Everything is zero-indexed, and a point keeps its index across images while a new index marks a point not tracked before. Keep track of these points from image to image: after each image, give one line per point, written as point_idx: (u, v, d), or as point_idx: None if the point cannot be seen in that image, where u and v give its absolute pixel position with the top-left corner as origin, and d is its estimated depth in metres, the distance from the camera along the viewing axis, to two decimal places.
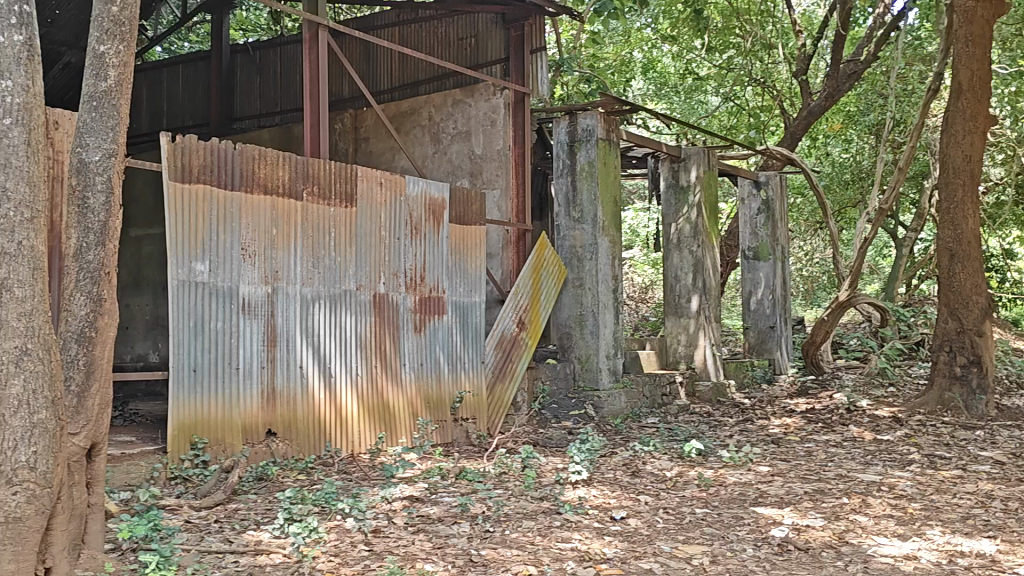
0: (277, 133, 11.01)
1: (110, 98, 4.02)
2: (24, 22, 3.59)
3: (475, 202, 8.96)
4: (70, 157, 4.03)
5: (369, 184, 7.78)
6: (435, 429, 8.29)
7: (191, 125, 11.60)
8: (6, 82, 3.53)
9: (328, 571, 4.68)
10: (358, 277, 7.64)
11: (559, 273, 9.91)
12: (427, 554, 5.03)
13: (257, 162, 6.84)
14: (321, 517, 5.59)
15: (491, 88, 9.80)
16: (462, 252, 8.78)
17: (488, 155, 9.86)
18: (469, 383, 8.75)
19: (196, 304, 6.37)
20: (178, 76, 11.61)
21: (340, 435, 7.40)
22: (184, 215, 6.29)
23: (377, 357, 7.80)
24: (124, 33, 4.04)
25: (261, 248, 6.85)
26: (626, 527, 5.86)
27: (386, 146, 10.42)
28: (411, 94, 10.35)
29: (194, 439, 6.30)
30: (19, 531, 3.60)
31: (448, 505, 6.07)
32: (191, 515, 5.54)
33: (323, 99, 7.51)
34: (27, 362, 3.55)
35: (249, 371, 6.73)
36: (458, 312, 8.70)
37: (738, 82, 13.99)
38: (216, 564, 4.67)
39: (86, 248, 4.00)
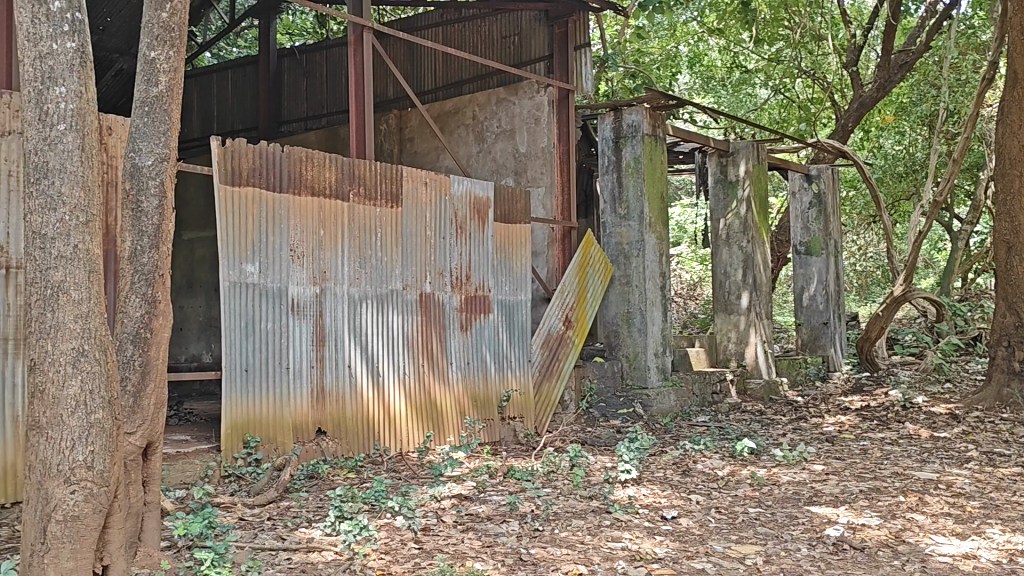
0: (324, 134, 11.11)
1: (162, 103, 4.08)
2: (77, 29, 3.66)
3: (520, 200, 8.94)
4: (123, 161, 4.10)
5: (414, 184, 7.81)
6: (483, 427, 8.30)
7: (240, 129, 11.78)
8: (61, 89, 3.61)
9: (379, 569, 4.70)
10: (404, 276, 7.68)
11: (606, 271, 9.86)
12: (476, 552, 5.03)
13: (304, 164, 6.90)
14: (371, 515, 5.62)
15: (535, 85, 9.77)
16: (507, 250, 8.77)
17: (534, 153, 9.83)
18: (516, 382, 8.75)
19: (246, 305, 6.47)
20: (227, 80, 11.81)
21: (389, 433, 7.44)
22: (234, 217, 6.39)
23: (424, 356, 7.82)
24: (175, 39, 4.11)
25: (310, 248, 6.92)
26: (678, 527, 5.79)
27: (431, 145, 10.44)
28: (455, 94, 10.39)
29: (246, 437, 6.41)
30: (77, 529, 3.69)
31: (496, 504, 6.06)
32: (245, 513, 5.61)
33: (369, 101, 7.54)
34: (84, 363, 3.61)
35: (299, 371, 6.80)
36: (505, 311, 8.70)
37: (788, 74, 13.75)
38: (270, 561, 4.73)
39: (141, 251, 4.06)
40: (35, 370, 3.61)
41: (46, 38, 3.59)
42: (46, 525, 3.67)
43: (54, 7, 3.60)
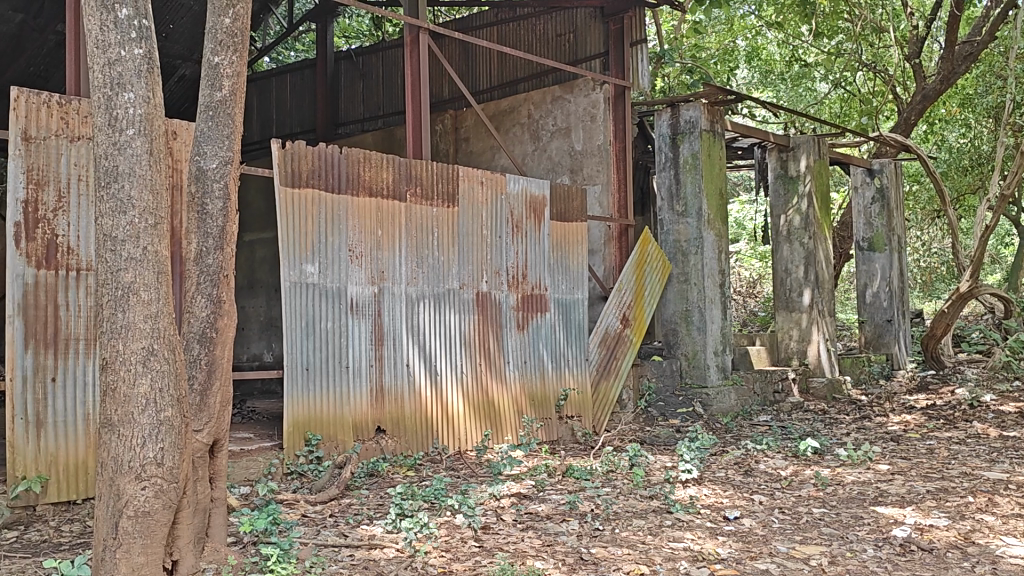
0: (381, 135, 11.22)
1: (225, 107, 4.17)
2: (143, 36, 3.77)
3: (576, 198, 8.92)
4: (188, 164, 4.19)
5: (470, 184, 7.84)
6: (540, 426, 8.31)
7: (298, 131, 11.95)
8: (129, 95, 3.70)
9: (441, 567, 4.73)
10: (461, 275, 7.72)
11: (663, 268, 9.80)
12: (536, 551, 5.03)
13: (362, 165, 6.98)
14: (431, 513, 5.67)
15: (590, 83, 9.70)
16: (564, 249, 8.75)
17: (589, 151, 9.76)
18: (574, 381, 8.73)
19: (307, 305, 6.58)
20: (286, 84, 12.01)
21: (448, 431, 7.49)
22: (294, 218, 6.50)
23: (481, 355, 7.85)
24: (237, 44, 4.20)
25: (368, 248, 7.00)
26: (741, 527, 5.73)
27: (486, 145, 10.47)
28: (510, 94, 10.42)
29: (308, 435, 6.52)
30: (148, 524, 3.78)
31: (556, 503, 6.06)
32: (307, 510, 5.70)
33: (425, 101, 7.59)
34: (153, 362, 3.69)
35: (358, 370, 6.89)
36: (562, 309, 8.69)
37: (848, 67, 13.48)
38: (333, 558, 4.79)
39: (206, 252, 4.15)
40: (107, 369, 3.70)
41: (115, 45, 3.69)
42: (118, 520, 3.76)
43: (121, 15, 3.70)
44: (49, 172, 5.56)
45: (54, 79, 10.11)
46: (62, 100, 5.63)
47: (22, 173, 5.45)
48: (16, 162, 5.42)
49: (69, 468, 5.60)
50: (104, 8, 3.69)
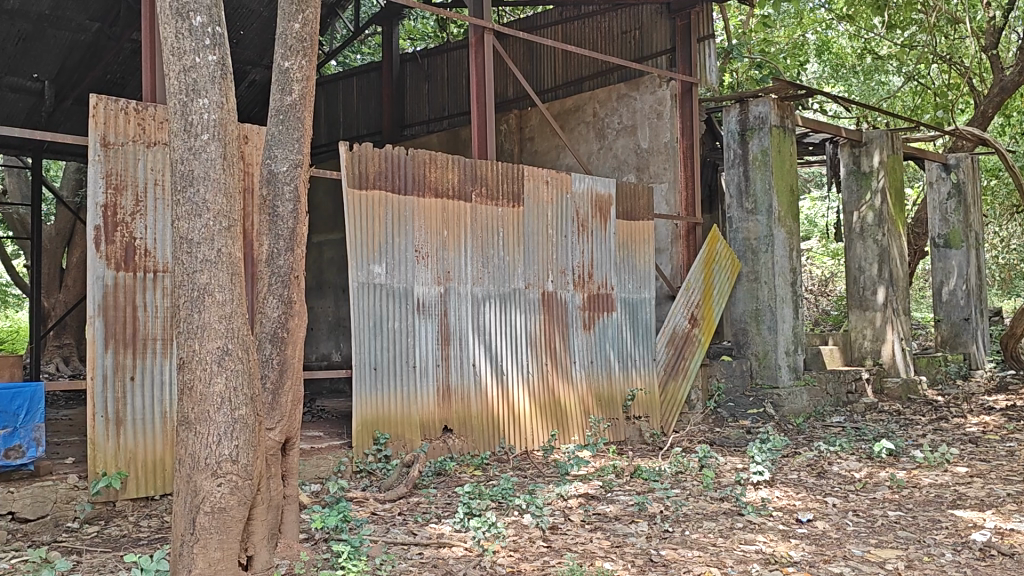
0: (446, 136, 11.30)
1: (295, 111, 4.23)
2: (217, 43, 3.85)
3: (643, 197, 8.84)
4: (260, 167, 4.27)
5: (535, 183, 7.84)
6: (607, 426, 8.26)
7: (365, 134, 12.10)
8: (203, 100, 3.78)
9: (509, 566, 4.73)
10: (527, 275, 7.72)
11: (732, 267, 9.66)
12: (605, 552, 5.00)
13: (428, 166, 7.03)
14: (499, 512, 5.69)
15: (657, 79, 9.59)
16: (631, 247, 8.69)
17: (656, 148, 9.65)
18: (641, 381, 8.66)
19: (375, 305, 6.65)
20: (352, 87, 12.17)
21: (514, 431, 7.50)
22: (362, 219, 6.58)
23: (548, 354, 7.84)
24: (306, 49, 4.27)
25: (434, 249, 7.05)
26: (814, 530, 5.61)
27: (551, 144, 10.45)
28: (575, 92, 10.39)
29: (377, 434, 6.59)
30: (224, 520, 3.85)
31: (625, 504, 6.01)
32: (377, 508, 5.76)
33: (490, 101, 7.59)
34: (228, 361, 3.76)
35: (425, 369, 6.94)
36: (629, 309, 8.62)
37: (922, 60, 13.09)
38: (403, 555, 4.84)
39: (277, 254, 4.22)
40: (184, 369, 3.78)
41: (190, 52, 3.77)
42: (195, 516, 3.83)
43: (196, 23, 3.79)
44: (127, 177, 5.72)
45: (131, 86, 10.42)
46: (138, 107, 5.79)
47: (102, 177, 5.62)
48: (95, 167, 5.59)
49: (148, 464, 5.76)
50: (179, 16, 3.78)
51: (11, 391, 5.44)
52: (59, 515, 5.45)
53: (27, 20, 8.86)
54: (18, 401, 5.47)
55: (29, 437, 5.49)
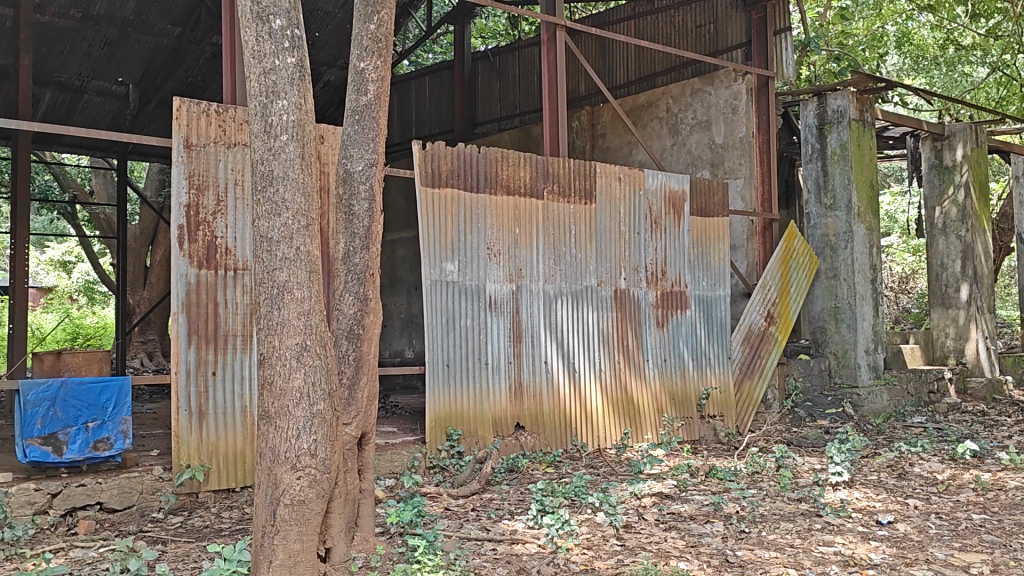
0: (517, 134, 11.33)
1: (370, 111, 4.30)
2: (295, 45, 3.92)
3: (717, 192, 8.71)
4: (337, 167, 4.34)
5: (608, 179, 7.81)
6: (681, 425, 8.18)
7: (437, 133, 12.20)
8: (283, 102, 3.85)
9: (583, 564, 4.72)
10: (599, 272, 7.69)
11: (811, 264, 9.48)
12: (680, 552, 4.95)
13: (500, 164, 7.05)
14: (573, 510, 5.68)
15: (732, 74, 9.43)
16: (705, 244, 8.57)
17: (731, 143, 9.48)
18: (716, 380, 8.55)
19: (448, 303, 6.71)
20: (425, 86, 12.29)
21: (587, 429, 7.49)
22: (434, 217, 6.64)
23: (620, 351, 7.79)
24: (381, 49, 4.32)
25: (506, 247, 7.07)
26: (895, 533, 5.46)
27: (623, 140, 10.38)
28: (648, 88, 10.30)
29: (450, 430, 6.65)
30: (303, 512, 3.89)
31: (700, 504, 5.95)
32: (450, 503, 5.81)
33: (563, 98, 7.56)
34: (306, 357, 3.81)
35: (497, 367, 6.97)
36: (703, 306, 8.51)
37: (1009, 49, 12.57)
38: (476, 551, 4.87)
39: (353, 252, 4.29)
40: (264, 364, 3.85)
41: (269, 54, 3.85)
42: (276, 508, 3.89)
43: (276, 26, 3.87)
44: (208, 178, 5.89)
45: (211, 88, 10.69)
46: (219, 109, 5.96)
47: (185, 178, 5.79)
48: (179, 168, 5.77)
49: (228, 457, 5.92)
50: (259, 20, 3.87)
51: (99, 384, 5.66)
52: (145, 506, 5.63)
53: (112, 25, 9.19)
54: (106, 395, 5.68)
55: (117, 429, 5.69)
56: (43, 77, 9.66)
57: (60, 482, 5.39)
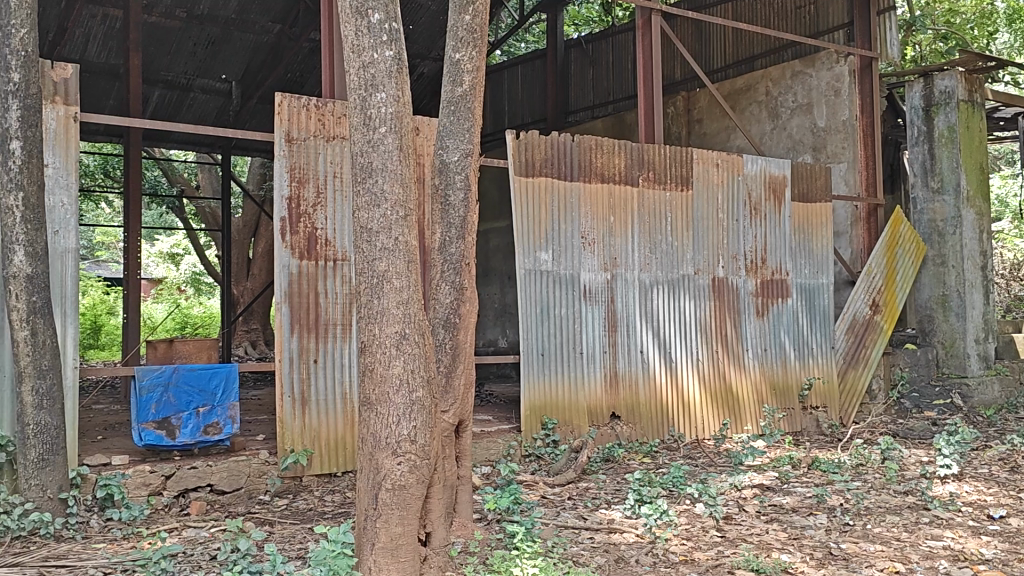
0: (610, 122, 11.23)
1: (466, 101, 4.33)
2: (394, 38, 3.97)
3: (820, 177, 8.46)
4: (433, 158, 4.39)
5: (705, 166, 7.68)
6: (782, 416, 8.00)
7: (530, 122, 12.21)
8: (381, 95, 3.91)
9: (682, 554, 4.67)
10: (696, 261, 7.57)
11: (918, 250, 9.14)
12: (782, 544, 4.85)
13: (594, 152, 7.01)
14: (671, 500, 5.63)
15: (833, 55, 9.13)
16: (807, 230, 8.34)
17: (833, 127, 9.17)
18: (819, 370, 8.34)
19: (543, 291, 6.71)
20: (518, 75, 12.33)
21: (684, 419, 7.41)
22: (529, 207, 6.66)
23: (719, 341, 7.67)
24: (476, 40, 4.35)
25: (601, 235, 7.04)
26: (1008, 528, 5.21)
27: (721, 126, 10.19)
28: (747, 71, 10.07)
29: (545, 419, 6.67)
30: (404, 497, 3.95)
31: (802, 496, 5.82)
32: (547, 492, 5.83)
33: (658, 85, 7.44)
34: (406, 345, 3.87)
35: (592, 356, 6.95)
36: (805, 295, 8.30)
37: None
38: (574, 539, 4.87)
39: (449, 242, 4.33)
40: (365, 352, 3.92)
41: (368, 48, 3.91)
42: (378, 493, 3.95)
43: (374, 19, 3.92)
44: (309, 170, 6.04)
45: (309, 83, 10.93)
46: (319, 103, 6.11)
47: (286, 171, 5.95)
48: (281, 161, 5.93)
49: (330, 443, 6.08)
50: (358, 15, 3.93)
51: (209, 370, 5.89)
52: (252, 488, 5.83)
53: (216, 24, 9.51)
54: (215, 381, 5.91)
55: (225, 414, 5.91)
56: (151, 77, 10.09)
57: (174, 464, 5.62)
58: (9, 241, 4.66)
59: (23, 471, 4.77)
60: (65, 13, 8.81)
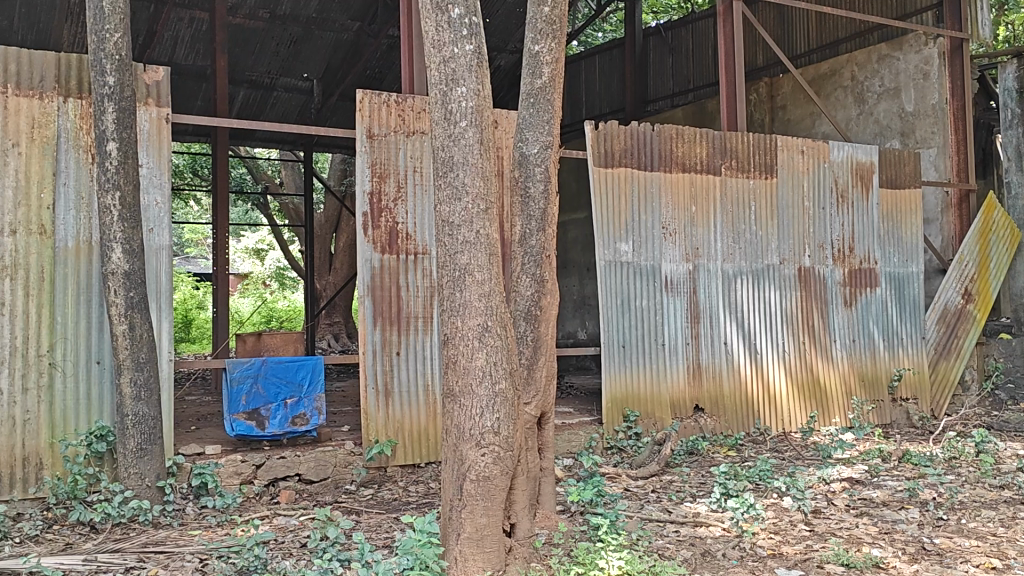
0: (690, 110, 11.08)
1: (545, 93, 4.33)
2: (474, 32, 3.98)
3: (909, 162, 8.19)
4: (513, 151, 4.39)
5: (790, 153, 7.51)
6: (872, 409, 7.79)
7: (608, 112, 12.13)
8: (462, 89, 3.93)
9: (770, 548, 4.59)
10: (782, 250, 7.41)
11: (1012, 237, 8.86)
12: (873, 538, 4.73)
13: (675, 141, 6.92)
14: (757, 494, 5.54)
15: (922, 37, 8.83)
16: (897, 218, 8.09)
17: (922, 111, 8.83)
18: (909, 361, 8.09)
19: (623, 283, 6.67)
20: (595, 66, 12.27)
21: (770, 411, 7.28)
22: (609, 197, 6.62)
23: (805, 331, 7.50)
24: (556, 31, 4.34)
25: (683, 225, 6.95)
26: None
27: (805, 112, 9.94)
28: (832, 55, 9.81)
29: (627, 411, 6.63)
30: (488, 488, 3.97)
31: (893, 490, 5.66)
32: (630, 484, 5.81)
33: (740, 72, 7.30)
34: (488, 338, 3.89)
35: (674, 348, 6.88)
36: (895, 284, 8.05)
37: None
38: (659, 532, 4.84)
39: (529, 234, 4.33)
40: (448, 344, 3.95)
41: (449, 43, 3.92)
42: (462, 483, 3.98)
43: (455, 14, 3.94)
44: (390, 165, 6.12)
45: (388, 79, 11.06)
46: (399, 99, 6.19)
47: (368, 166, 6.04)
48: (363, 157, 6.03)
49: (414, 434, 6.17)
50: (439, 10, 3.95)
51: (296, 363, 6.03)
52: (339, 478, 5.96)
53: (297, 24, 9.70)
54: (302, 372, 6.05)
55: (312, 406, 6.06)
56: (236, 77, 10.36)
57: (264, 454, 5.78)
58: (107, 239, 4.86)
59: (123, 460, 4.97)
60: (154, 17, 9.11)
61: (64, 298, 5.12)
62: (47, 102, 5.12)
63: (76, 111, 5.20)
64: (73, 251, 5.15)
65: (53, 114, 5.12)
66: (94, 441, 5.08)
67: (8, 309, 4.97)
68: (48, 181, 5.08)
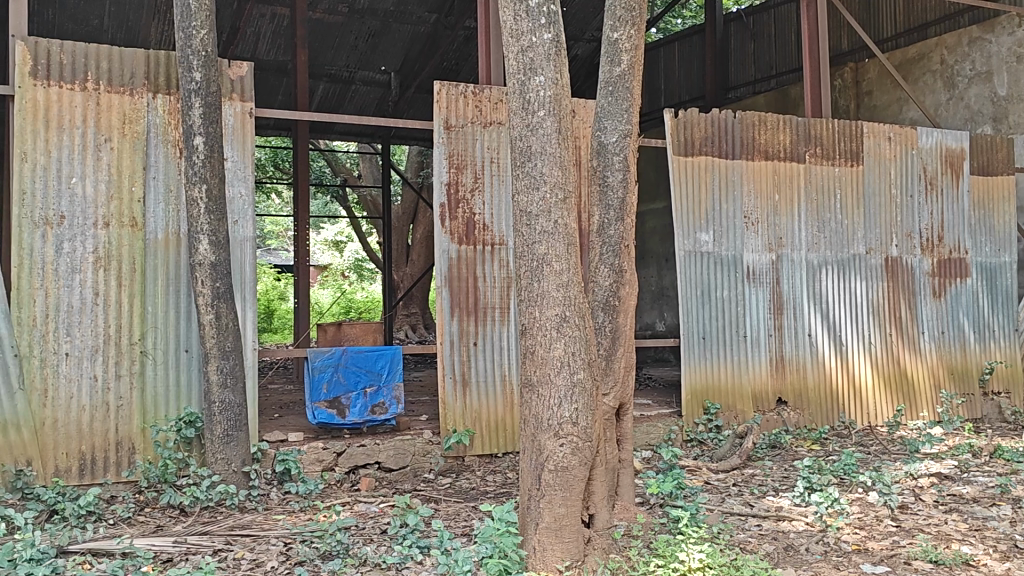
0: (772, 96, 10.87)
1: (624, 81, 4.27)
2: (552, 21, 3.94)
3: (1002, 148, 7.85)
4: (591, 139, 4.35)
5: (876, 139, 7.28)
6: (961, 403, 7.52)
7: (687, 100, 11.96)
8: (540, 78, 3.90)
9: (856, 543, 4.47)
10: (868, 239, 7.19)
11: None
12: (963, 535, 4.55)
13: (757, 128, 6.77)
14: (842, 489, 5.40)
15: (1017, 18, 8.47)
16: (989, 205, 7.77)
17: (1016, 95, 8.45)
18: (1001, 353, 7.78)
19: (704, 274, 6.55)
20: (674, 53, 12.10)
21: (855, 404, 7.08)
22: (689, 186, 6.51)
23: (892, 323, 7.26)
24: (634, 18, 4.28)
25: (764, 214, 6.79)
26: None
27: (892, 97, 9.62)
28: (919, 39, 9.45)
29: (707, 404, 6.53)
30: (567, 478, 3.93)
31: (984, 486, 5.44)
32: (710, 477, 5.72)
33: (825, 56, 7.08)
34: (566, 328, 3.86)
35: (756, 340, 6.74)
36: (986, 274, 7.73)
37: None
38: (740, 526, 4.75)
39: (608, 224, 4.28)
40: (526, 334, 3.93)
41: (527, 32, 3.90)
42: (541, 473, 3.96)
43: (533, 3, 3.91)
44: (467, 157, 6.14)
45: (464, 71, 11.08)
46: (476, 90, 6.19)
47: (445, 158, 6.08)
48: (440, 149, 6.06)
49: (491, 424, 6.20)
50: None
51: (375, 352, 6.10)
52: (417, 466, 6.02)
53: (375, 17, 9.80)
54: (381, 362, 6.12)
55: (391, 395, 6.12)
56: (316, 71, 10.55)
57: (344, 442, 5.86)
58: (195, 230, 4.99)
59: (210, 445, 5.11)
60: (237, 13, 9.33)
61: (154, 288, 5.28)
62: (137, 98, 5.27)
63: (164, 107, 5.35)
64: (163, 243, 5.31)
65: (143, 110, 5.28)
66: (184, 427, 5.25)
67: (102, 299, 5.15)
68: (138, 175, 5.25)
